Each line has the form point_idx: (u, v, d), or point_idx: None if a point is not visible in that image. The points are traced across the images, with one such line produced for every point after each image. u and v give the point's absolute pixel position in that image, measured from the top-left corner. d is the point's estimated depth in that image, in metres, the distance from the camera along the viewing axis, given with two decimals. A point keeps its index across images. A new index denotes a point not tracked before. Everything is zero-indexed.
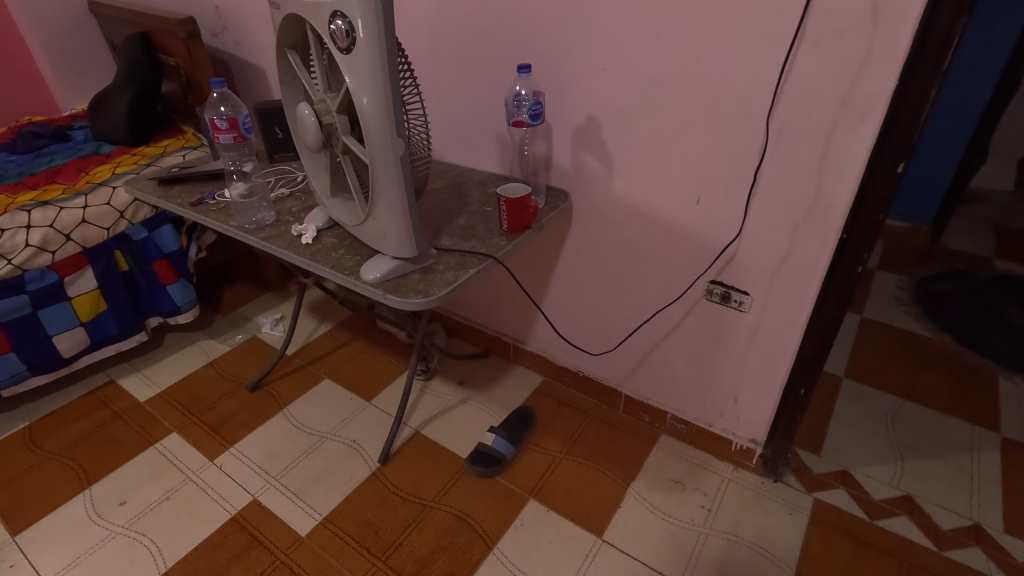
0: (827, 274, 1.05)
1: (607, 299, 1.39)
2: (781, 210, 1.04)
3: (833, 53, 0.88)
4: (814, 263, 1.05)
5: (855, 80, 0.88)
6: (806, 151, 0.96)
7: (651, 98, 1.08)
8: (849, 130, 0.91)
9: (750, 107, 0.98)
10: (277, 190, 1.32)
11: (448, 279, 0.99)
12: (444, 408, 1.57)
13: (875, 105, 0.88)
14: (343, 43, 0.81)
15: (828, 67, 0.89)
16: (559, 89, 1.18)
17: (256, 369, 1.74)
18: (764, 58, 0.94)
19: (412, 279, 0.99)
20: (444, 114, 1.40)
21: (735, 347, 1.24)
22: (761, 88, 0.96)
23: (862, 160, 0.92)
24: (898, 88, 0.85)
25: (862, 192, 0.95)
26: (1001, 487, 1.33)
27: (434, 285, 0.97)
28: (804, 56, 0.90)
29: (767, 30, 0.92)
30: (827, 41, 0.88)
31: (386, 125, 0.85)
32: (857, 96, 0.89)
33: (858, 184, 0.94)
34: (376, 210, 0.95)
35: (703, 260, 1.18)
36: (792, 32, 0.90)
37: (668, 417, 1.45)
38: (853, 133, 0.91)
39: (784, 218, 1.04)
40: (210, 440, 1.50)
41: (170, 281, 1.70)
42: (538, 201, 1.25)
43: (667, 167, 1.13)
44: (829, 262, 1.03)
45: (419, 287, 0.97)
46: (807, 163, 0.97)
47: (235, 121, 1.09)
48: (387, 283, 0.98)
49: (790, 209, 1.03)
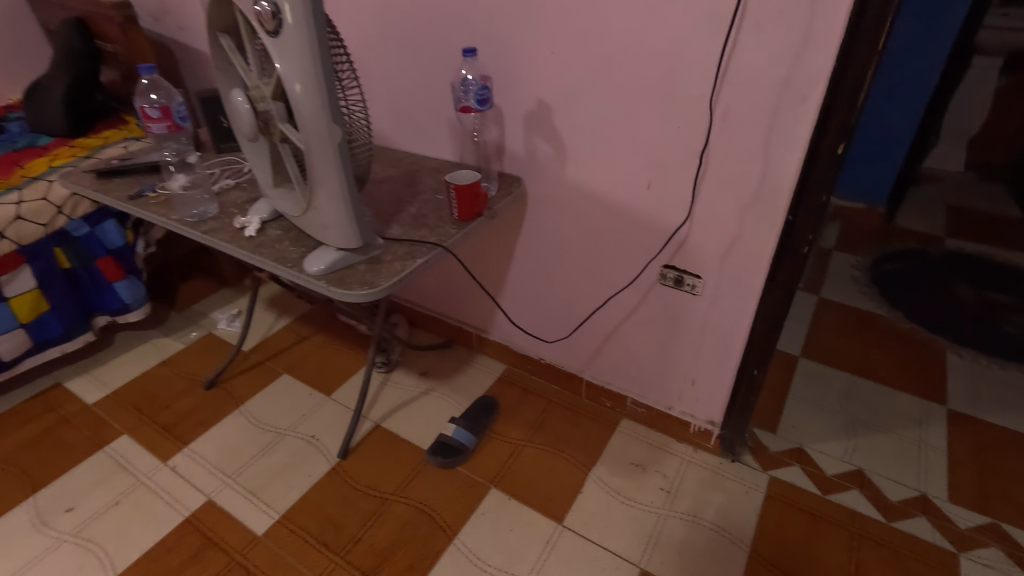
0: (776, 255, 1.06)
1: (566, 285, 1.38)
2: (729, 193, 1.04)
3: (773, 34, 0.88)
4: (762, 245, 1.06)
5: (795, 62, 0.88)
6: (750, 133, 0.97)
7: (599, 82, 1.07)
8: (790, 111, 0.92)
9: (695, 90, 0.98)
10: (222, 182, 1.27)
11: (395, 269, 0.96)
12: (405, 400, 1.55)
13: (815, 86, 0.88)
14: (270, 26, 0.77)
15: (768, 48, 0.89)
16: (507, 73, 1.16)
17: (212, 366, 1.69)
18: (707, 40, 0.93)
19: (358, 271, 0.96)
20: (395, 100, 1.37)
21: (690, 330, 1.25)
22: (705, 71, 0.96)
23: (804, 142, 0.93)
24: (837, 69, 0.86)
25: (805, 173, 0.96)
26: (947, 458, 1.37)
27: (381, 275, 0.95)
28: (745, 38, 0.90)
29: (709, 12, 0.91)
30: (767, 22, 0.87)
31: (321, 112, 0.81)
32: (798, 77, 0.89)
33: (801, 166, 0.95)
34: (317, 199, 0.92)
35: (657, 244, 1.18)
36: (733, 14, 0.89)
37: (628, 401, 1.46)
38: (794, 114, 0.91)
39: (732, 201, 1.05)
40: (163, 440, 1.45)
41: (116, 278, 1.64)
42: (491, 188, 1.23)
43: (618, 151, 1.12)
44: (777, 244, 1.04)
45: (365, 278, 0.94)
46: (752, 145, 0.98)
47: (168, 109, 1.04)
48: (332, 275, 0.95)
49: (737, 192, 1.03)
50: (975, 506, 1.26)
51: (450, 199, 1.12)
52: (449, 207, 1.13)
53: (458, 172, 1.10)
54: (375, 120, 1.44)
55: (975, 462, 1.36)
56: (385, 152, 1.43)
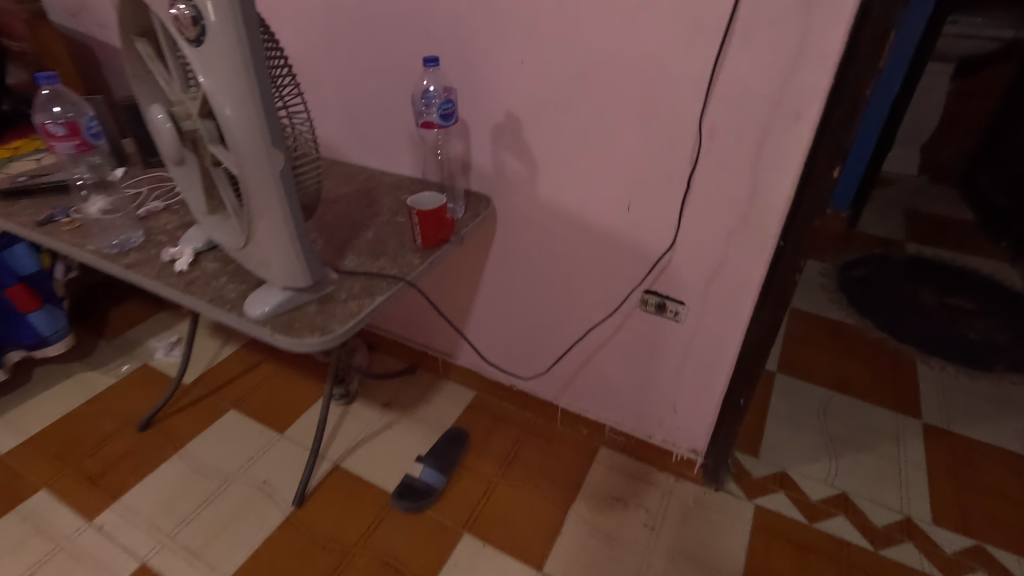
0: (764, 282, 0.99)
1: (539, 309, 1.29)
2: (717, 217, 0.96)
3: (764, 48, 0.80)
4: (750, 271, 0.99)
5: (788, 79, 0.80)
6: (739, 154, 0.89)
7: (574, 95, 0.97)
8: (782, 132, 0.85)
9: (679, 106, 0.90)
10: (149, 204, 1.12)
11: (351, 312, 0.84)
12: (366, 435, 1.42)
13: (810, 105, 0.81)
14: (191, 33, 0.64)
15: (760, 62, 0.81)
16: (472, 83, 1.05)
17: (148, 403, 1.52)
18: (693, 53, 0.85)
19: (307, 315, 0.84)
20: (347, 110, 1.24)
21: (672, 357, 1.18)
22: (691, 86, 0.87)
23: (797, 164, 0.86)
24: (833, 87, 0.79)
25: (798, 198, 0.89)
26: (927, 476, 1.35)
27: (333, 320, 0.83)
28: (734, 51, 0.82)
29: (695, 21, 0.82)
30: (758, 35, 0.79)
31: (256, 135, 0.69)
32: (791, 95, 0.81)
33: (794, 190, 0.88)
34: (257, 234, 0.79)
35: (637, 269, 1.10)
36: (721, 25, 0.81)
37: (607, 429, 1.38)
38: (786, 135, 0.84)
39: (719, 225, 0.97)
40: (89, 495, 1.28)
41: (31, 308, 1.44)
42: (457, 209, 1.12)
43: (595, 170, 1.03)
44: (766, 271, 0.97)
45: (316, 322, 0.82)
46: (741, 167, 0.90)
47: (76, 125, 0.88)
48: (277, 321, 0.82)
49: (724, 216, 0.96)
50: (958, 528, 1.24)
51: (411, 225, 1.00)
52: (411, 233, 1.02)
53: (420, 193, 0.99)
54: (326, 131, 1.31)
55: (954, 480, 1.35)
56: (338, 167, 1.30)
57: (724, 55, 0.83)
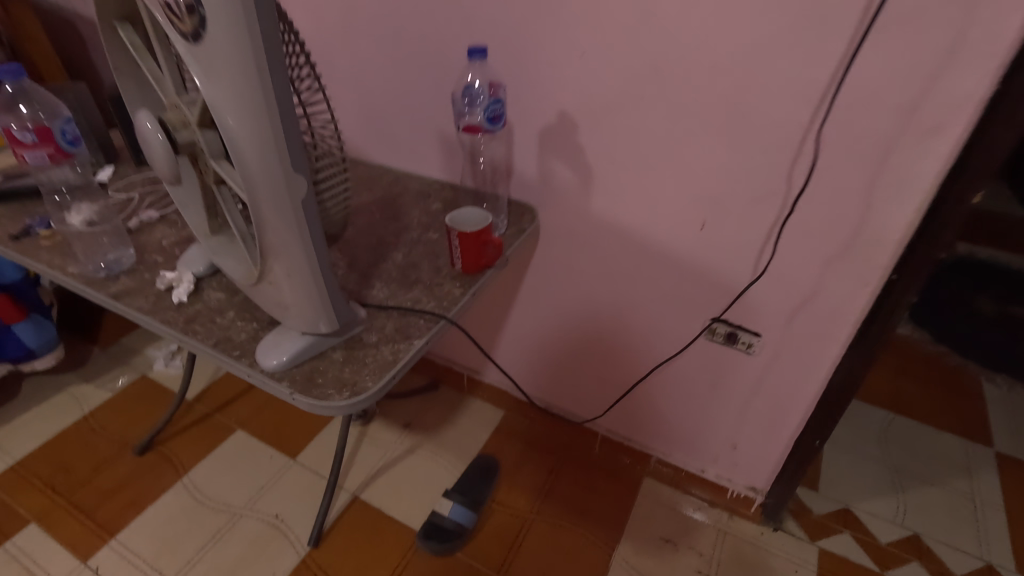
0: (863, 318, 0.85)
1: (583, 331, 1.15)
2: (813, 243, 0.82)
3: (902, 45, 0.64)
4: (846, 306, 0.85)
5: (929, 85, 0.65)
6: (850, 172, 0.74)
7: (646, 97, 0.81)
8: (912, 150, 0.69)
9: (780, 113, 0.74)
10: (143, 214, 0.97)
11: (384, 363, 0.70)
12: (387, 463, 1.30)
13: (953, 118, 0.65)
14: (187, 24, 0.48)
15: (893, 63, 0.65)
16: (521, 78, 0.89)
17: (147, 422, 1.39)
18: (807, 50, 0.69)
19: (331, 366, 0.69)
20: (369, 104, 1.08)
21: (738, 391, 1.04)
22: (797, 89, 0.71)
23: (925, 188, 0.71)
24: (989, 97, 0.63)
25: (919, 226, 0.74)
26: (1004, 514, 1.23)
27: (362, 374, 0.68)
28: (860, 49, 0.66)
29: (812, 11, 0.66)
30: (896, 29, 0.63)
31: (272, 158, 0.53)
32: (930, 105, 0.66)
33: (917, 217, 0.73)
34: (271, 272, 0.64)
35: (706, 294, 0.95)
36: (848, 16, 0.65)
37: (652, 459, 1.26)
38: (916, 153, 0.69)
39: (813, 252, 0.83)
40: (84, 532, 1.16)
41: (15, 320, 1.30)
42: (498, 224, 0.97)
43: (665, 183, 0.88)
44: (867, 306, 0.83)
45: (342, 377, 0.68)
46: (850, 188, 0.75)
47: (48, 129, 0.73)
48: (294, 374, 0.68)
49: (821, 242, 0.81)
50: None
51: (449, 248, 0.85)
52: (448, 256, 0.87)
53: (459, 210, 0.84)
54: (343, 125, 1.15)
55: None
56: (357, 168, 1.15)
57: (848, 53, 0.67)
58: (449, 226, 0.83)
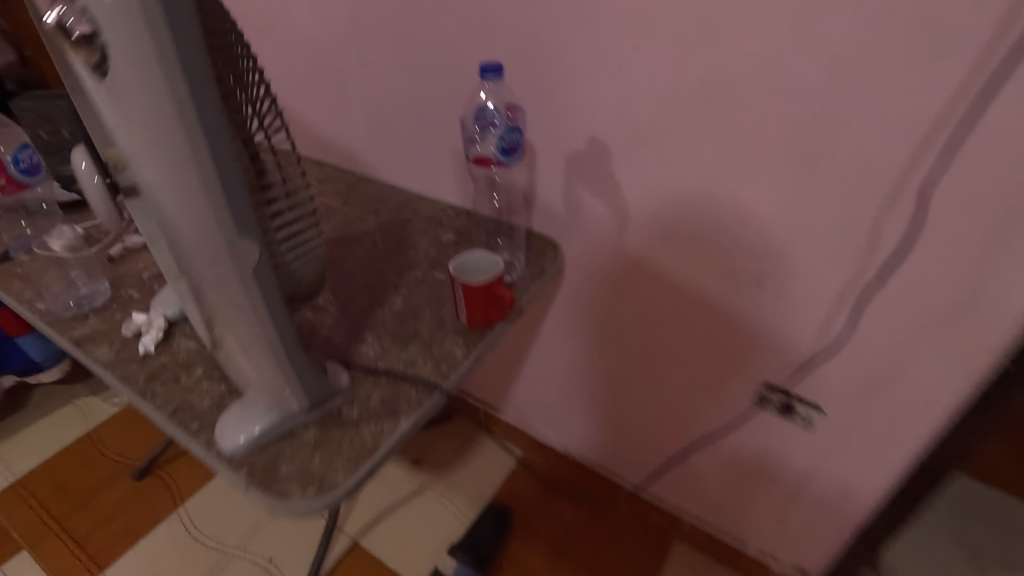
0: (960, 405, 0.68)
1: (613, 378, 1.01)
2: (903, 312, 0.65)
3: None
4: (940, 389, 0.68)
5: None
6: (962, 233, 0.57)
7: (698, 126, 0.66)
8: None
9: (871, 155, 0.58)
10: (127, 238, 0.88)
11: (361, 452, 0.58)
12: (392, 504, 1.20)
13: None
14: (92, 59, 0.37)
15: None
16: (547, 96, 0.75)
17: (149, 441, 1.33)
18: (916, 78, 0.52)
19: (300, 452, 0.58)
20: (380, 117, 0.96)
21: (792, 465, 0.89)
22: (899, 126, 0.55)
23: None
24: None
25: None
26: None
27: (334, 466, 0.57)
28: (992, 79, 0.50)
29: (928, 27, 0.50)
30: None
31: (206, 224, 0.42)
32: None
33: None
34: (226, 344, 0.53)
35: (760, 356, 0.80)
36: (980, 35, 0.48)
37: (686, 522, 1.11)
38: None
39: (902, 323, 0.66)
40: (74, 563, 1.11)
41: (18, 332, 1.25)
42: (515, 263, 0.83)
43: (717, 226, 0.73)
44: (968, 392, 0.66)
45: (310, 468, 0.57)
46: (960, 252, 0.59)
47: None
48: (256, 461, 0.57)
49: (913, 312, 0.65)
50: None
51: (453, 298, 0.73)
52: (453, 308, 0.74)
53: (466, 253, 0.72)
54: (354, 139, 1.04)
55: None
56: (366, 186, 1.03)
57: (974, 84, 0.50)
58: (453, 272, 0.71)
